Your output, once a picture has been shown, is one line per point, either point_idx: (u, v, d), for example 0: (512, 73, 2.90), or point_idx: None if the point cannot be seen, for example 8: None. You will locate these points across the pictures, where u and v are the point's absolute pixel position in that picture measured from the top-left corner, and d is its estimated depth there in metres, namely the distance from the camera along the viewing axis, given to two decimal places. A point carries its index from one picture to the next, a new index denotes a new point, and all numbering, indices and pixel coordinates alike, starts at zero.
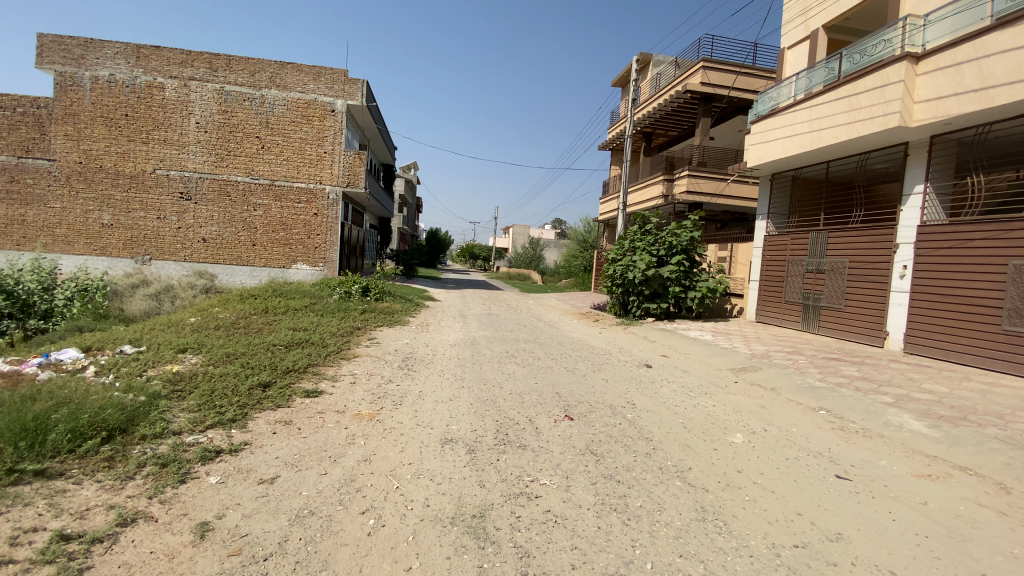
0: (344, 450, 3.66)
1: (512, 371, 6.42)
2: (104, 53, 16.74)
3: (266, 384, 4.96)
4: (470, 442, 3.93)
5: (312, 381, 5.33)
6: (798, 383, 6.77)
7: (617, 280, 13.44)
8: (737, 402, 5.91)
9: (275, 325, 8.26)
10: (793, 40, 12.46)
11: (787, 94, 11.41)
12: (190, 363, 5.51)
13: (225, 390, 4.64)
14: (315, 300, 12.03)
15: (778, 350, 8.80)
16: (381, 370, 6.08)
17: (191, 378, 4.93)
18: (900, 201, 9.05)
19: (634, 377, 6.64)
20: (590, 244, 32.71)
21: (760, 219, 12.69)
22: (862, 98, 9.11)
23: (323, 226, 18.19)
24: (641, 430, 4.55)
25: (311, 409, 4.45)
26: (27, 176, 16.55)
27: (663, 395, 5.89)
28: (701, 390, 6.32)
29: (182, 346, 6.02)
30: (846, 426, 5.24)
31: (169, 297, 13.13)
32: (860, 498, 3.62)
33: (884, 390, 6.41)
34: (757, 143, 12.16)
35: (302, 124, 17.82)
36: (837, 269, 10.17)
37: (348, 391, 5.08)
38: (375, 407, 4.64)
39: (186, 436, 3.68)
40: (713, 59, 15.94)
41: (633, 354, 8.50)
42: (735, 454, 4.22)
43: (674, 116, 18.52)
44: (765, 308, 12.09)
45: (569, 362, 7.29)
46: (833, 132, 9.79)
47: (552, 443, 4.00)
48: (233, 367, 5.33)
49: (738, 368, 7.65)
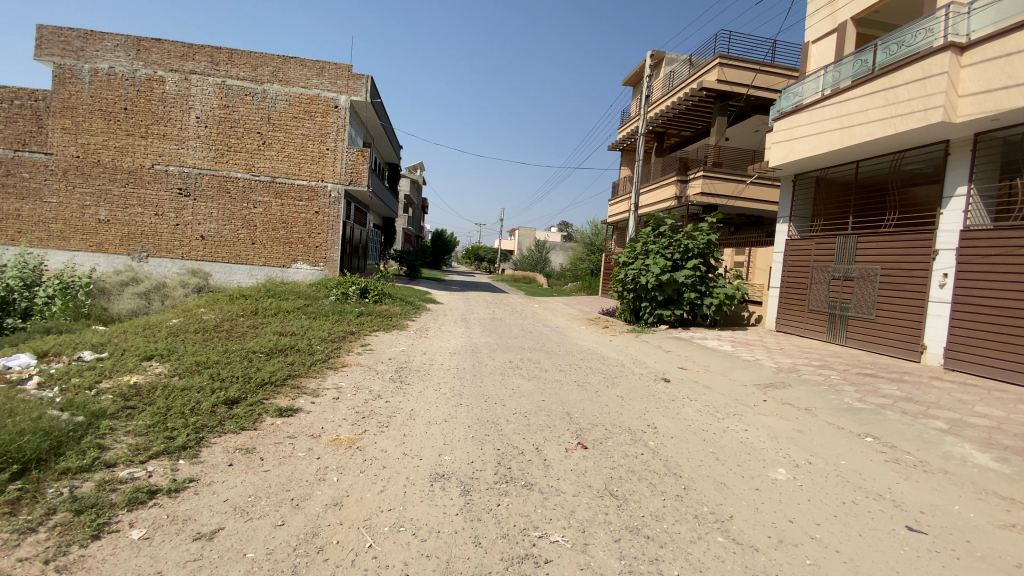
0: (312, 489, 3.01)
1: (516, 386, 5.75)
2: (104, 46, 16.26)
3: (233, 401, 4.32)
4: (465, 479, 3.26)
5: (289, 396, 4.69)
6: (834, 403, 6.08)
7: (628, 285, 12.73)
8: (771, 426, 5.22)
9: (262, 329, 7.62)
10: (818, 33, 11.75)
11: (814, 89, 10.66)
12: (154, 374, 4.88)
13: (182, 408, 4.00)
14: (309, 301, 11.35)
15: (806, 364, 8.09)
16: (371, 383, 5.42)
17: (148, 393, 4.29)
18: (939, 203, 8.33)
19: (651, 395, 5.95)
20: (598, 247, 32.00)
21: (781, 222, 11.97)
22: (899, 93, 8.40)
23: (325, 224, 17.59)
24: (667, 463, 3.87)
25: (280, 433, 3.80)
26: (23, 170, 16.07)
27: (687, 417, 5.19)
28: (728, 411, 5.63)
29: (149, 354, 5.39)
30: (901, 458, 4.54)
31: (160, 296, 12.56)
32: (945, 560, 2.89)
33: (935, 414, 5.69)
34: (779, 141, 11.44)
35: (305, 120, 17.24)
36: (867, 276, 9.43)
37: (328, 410, 4.42)
38: (356, 430, 3.99)
39: (120, 470, 3.04)
40: (730, 56, 15.25)
41: (649, 366, 7.81)
42: (780, 497, 3.53)
43: (687, 115, 17.84)
44: (787, 316, 11.38)
45: (578, 375, 6.60)
46: (865, 129, 9.07)
47: (564, 482, 3.33)
48: (201, 379, 4.69)
49: (765, 384, 6.94)
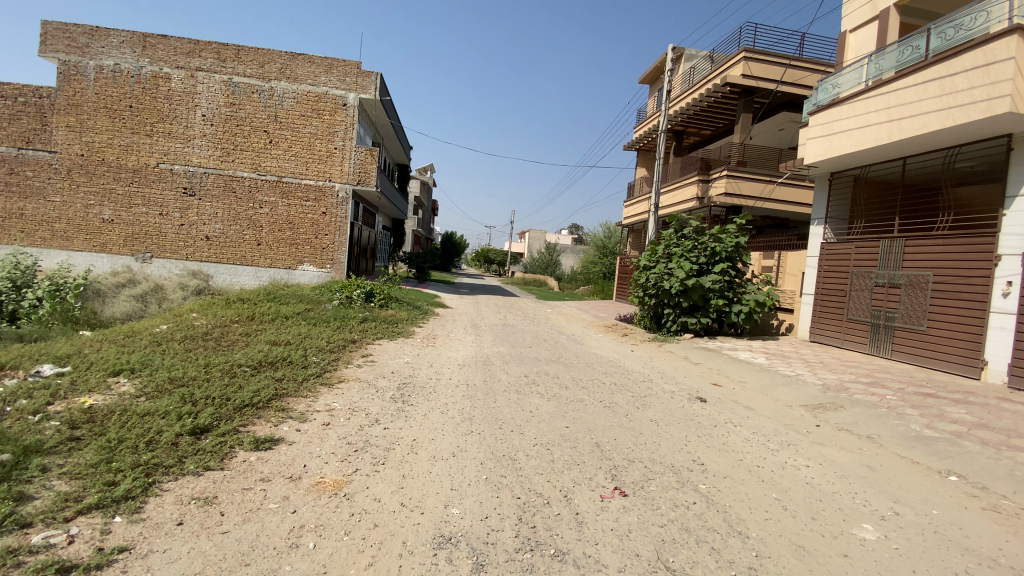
0: (279, 564, 2.30)
1: (533, 408, 4.99)
2: (109, 42, 15.79)
3: (203, 431, 3.63)
4: (479, 547, 2.54)
5: (271, 422, 4.00)
6: (901, 432, 5.28)
7: (650, 290, 11.92)
8: (836, 461, 4.44)
9: (256, 337, 6.97)
10: (856, 21, 10.94)
11: (854, 79, 9.83)
12: (117, 394, 4.20)
13: (137, 441, 3.31)
14: (311, 305, 10.68)
15: (855, 381, 7.27)
16: (369, 404, 4.71)
17: (101, 421, 3.61)
18: (1003, 204, 7.49)
19: (690, 419, 5.19)
20: (611, 250, 31.21)
21: (816, 224, 11.14)
22: (958, 81, 7.54)
23: (332, 225, 16.92)
24: (728, 518, 3.12)
25: (251, 475, 3.09)
26: (27, 169, 15.66)
27: (736, 450, 4.42)
28: (780, 439, 4.86)
29: (117, 369, 4.72)
30: (1001, 506, 3.74)
31: (157, 299, 11.98)
32: None
33: (1020, 446, 4.88)
34: (815, 136, 10.56)
35: (313, 118, 16.64)
36: (916, 283, 8.57)
37: (315, 441, 3.72)
38: (345, 470, 3.27)
39: (33, 535, 2.37)
40: (756, 50, 14.45)
41: (680, 382, 7.04)
42: (878, 568, 2.76)
43: (709, 112, 17.03)
44: (822, 326, 10.55)
45: (603, 394, 5.84)
46: (915, 122, 8.23)
47: (605, 551, 2.60)
48: (171, 400, 4.02)
49: (814, 406, 6.14)
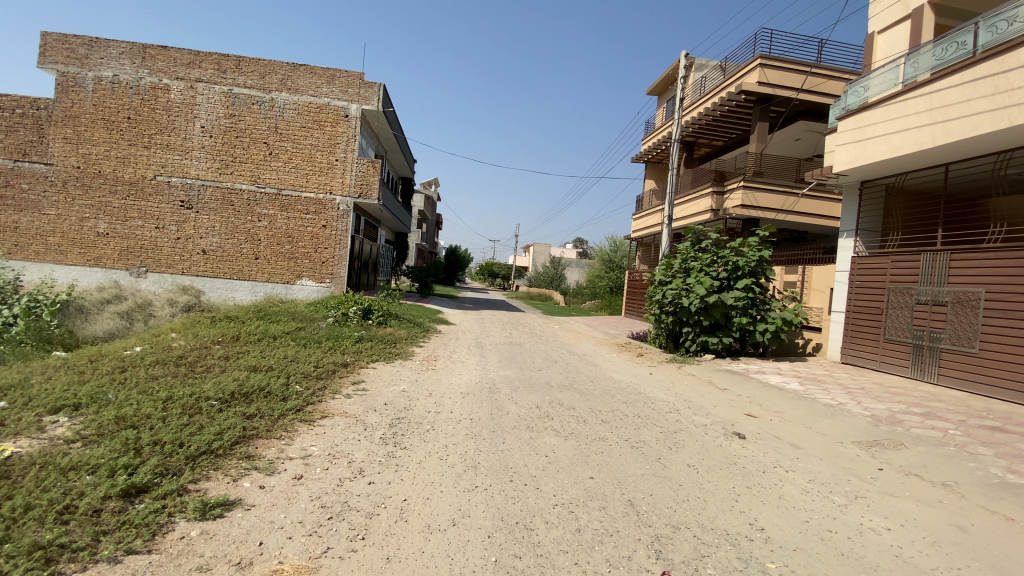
0: None
1: (550, 451, 4.22)
2: (108, 53, 15.34)
3: (138, 492, 2.88)
4: None
5: (231, 476, 3.25)
6: (983, 479, 4.45)
7: (667, 307, 11.13)
8: (919, 521, 3.63)
9: (236, 362, 6.22)
10: (885, 22, 10.31)
11: (888, 81, 9.14)
12: (48, 440, 3.46)
13: (51, 508, 2.58)
14: (304, 324, 9.93)
15: (906, 412, 6.45)
16: (354, 448, 3.96)
17: (15, 477, 2.88)
18: None
19: (732, 462, 4.42)
20: (618, 265, 30.42)
21: (844, 236, 10.38)
22: (1014, 78, 6.85)
23: (332, 239, 16.27)
24: None
25: (185, 563, 2.34)
26: (22, 181, 15.14)
27: (797, 506, 3.65)
28: (845, 491, 4.07)
29: (59, 406, 4.00)
30: None
31: (143, 317, 11.27)
32: None
33: None
34: (845, 142, 9.83)
35: (314, 130, 16.10)
36: (965, 301, 7.77)
37: (279, 503, 2.97)
38: (312, 550, 2.52)
39: None
40: (772, 57, 13.86)
41: (711, 413, 6.24)
42: None
43: (722, 122, 16.40)
44: (856, 346, 9.74)
45: (628, 430, 5.07)
46: (962, 124, 7.50)
47: None
48: (107, 449, 3.26)
49: (868, 443, 5.35)
